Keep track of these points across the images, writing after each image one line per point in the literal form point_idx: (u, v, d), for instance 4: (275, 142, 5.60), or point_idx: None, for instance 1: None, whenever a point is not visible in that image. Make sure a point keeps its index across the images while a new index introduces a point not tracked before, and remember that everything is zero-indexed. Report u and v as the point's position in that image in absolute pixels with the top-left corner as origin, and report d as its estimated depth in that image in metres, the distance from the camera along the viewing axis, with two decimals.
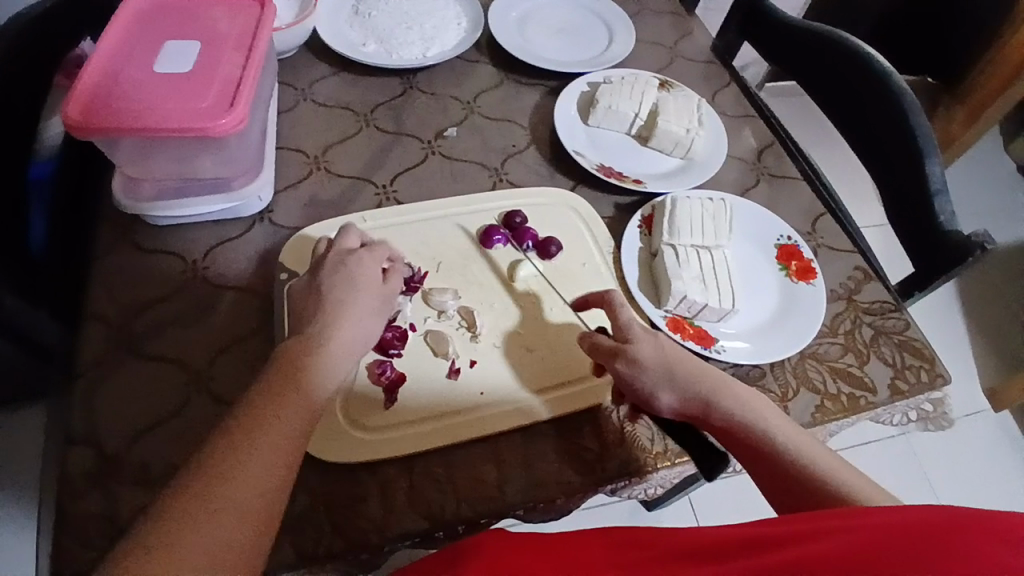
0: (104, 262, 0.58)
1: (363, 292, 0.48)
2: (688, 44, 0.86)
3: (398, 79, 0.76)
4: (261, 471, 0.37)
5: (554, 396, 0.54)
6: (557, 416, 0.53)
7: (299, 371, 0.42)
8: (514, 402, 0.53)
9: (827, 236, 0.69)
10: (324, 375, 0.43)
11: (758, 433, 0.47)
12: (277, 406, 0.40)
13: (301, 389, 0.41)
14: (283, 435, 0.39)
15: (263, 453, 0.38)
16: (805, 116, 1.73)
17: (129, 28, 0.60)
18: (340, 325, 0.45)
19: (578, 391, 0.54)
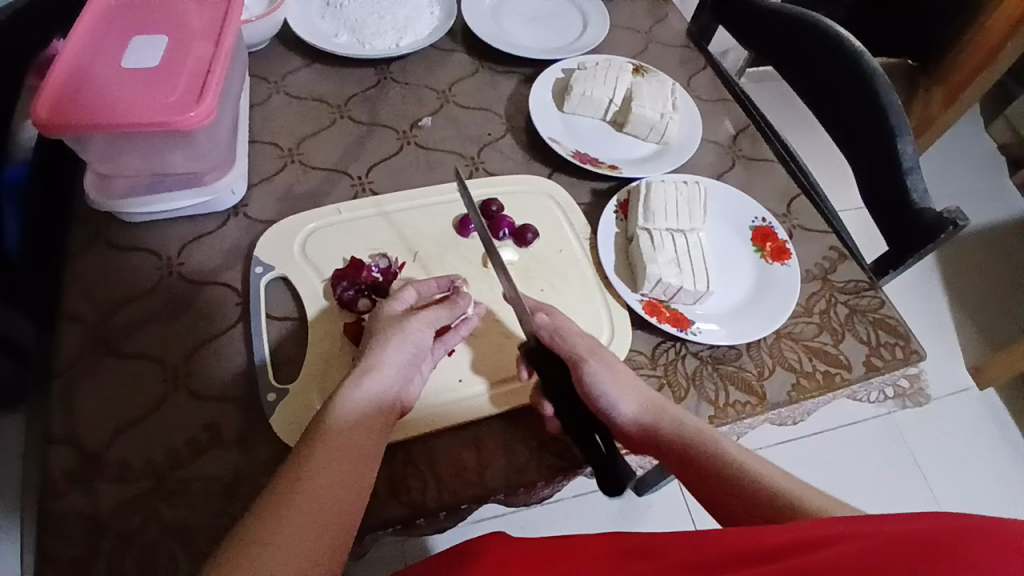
0: (78, 262, 0.58)
1: (396, 350, 0.47)
2: (663, 29, 0.86)
3: (372, 70, 0.75)
4: (302, 528, 0.37)
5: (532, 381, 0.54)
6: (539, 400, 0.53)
7: (326, 430, 0.42)
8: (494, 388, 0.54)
9: (802, 217, 0.70)
10: (354, 429, 0.43)
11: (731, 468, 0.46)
12: (308, 465, 0.40)
13: (331, 447, 0.41)
14: (317, 491, 0.39)
15: (302, 510, 0.38)
16: (785, 101, 1.74)
17: (95, 25, 0.59)
18: (377, 373, 0.46)
19: None
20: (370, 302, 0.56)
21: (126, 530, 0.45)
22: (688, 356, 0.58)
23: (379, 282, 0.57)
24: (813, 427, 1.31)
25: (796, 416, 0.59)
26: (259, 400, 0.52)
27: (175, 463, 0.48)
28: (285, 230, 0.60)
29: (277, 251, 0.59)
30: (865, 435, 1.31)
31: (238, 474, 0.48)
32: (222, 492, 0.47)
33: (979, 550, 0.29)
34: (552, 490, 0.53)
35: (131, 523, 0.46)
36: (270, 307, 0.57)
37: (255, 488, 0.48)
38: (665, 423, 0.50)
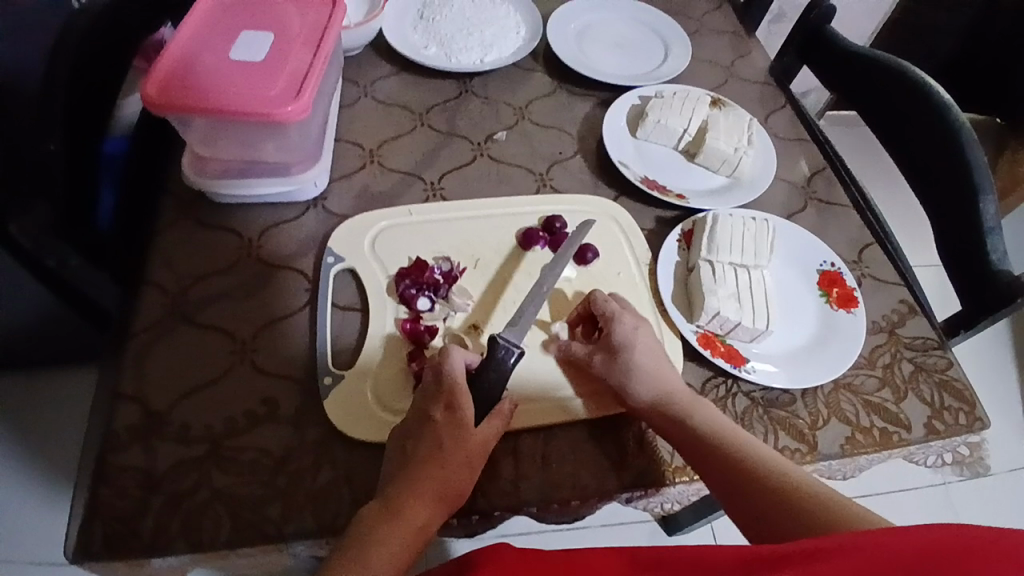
0: (168, 234, 0.63)
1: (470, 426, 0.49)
2: (745, 65, 0.86)
3: (454, 82, 0.78)
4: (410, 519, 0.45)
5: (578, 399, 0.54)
6: (584, 418, 0.54)
7: (446, 441, 0.47)
8: (541, 400, 0.54)
9: (873, 267, 0.67)
10: (471, 445, 0.48)
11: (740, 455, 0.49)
12: (431, 467, 0.46)
13: (454, 455, 0.47)
14: (438, 493, 0.46)
15: (412, 505, 0.45)
16: (864, 147, 1.68)
17: (210, 21, 0.64)
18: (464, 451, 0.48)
19: (600, 398, 0.55)
20: (429, 302, 0.58)
21: (178, 489, 0.48)
22: (739, 395, 0.57)
23: (441, 285, 0.59)
24: (862, 488, 1.24)
25: (846, 471, 0.57)
26: (316, 382, 0.54)
27: (232, 432, 0.51)
28: (357, 226, 0.63)
29: (348, 244, 0.62)
30: (918, 505, 1.23)
31: (288, 450, 0.51)
32: (270, 465, 0.50)
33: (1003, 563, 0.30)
34: (585, 510, 0.53)
35: (185, 482, 0.49)
36: (336, 296, 0.60)
37: (300, 467, 0.50)
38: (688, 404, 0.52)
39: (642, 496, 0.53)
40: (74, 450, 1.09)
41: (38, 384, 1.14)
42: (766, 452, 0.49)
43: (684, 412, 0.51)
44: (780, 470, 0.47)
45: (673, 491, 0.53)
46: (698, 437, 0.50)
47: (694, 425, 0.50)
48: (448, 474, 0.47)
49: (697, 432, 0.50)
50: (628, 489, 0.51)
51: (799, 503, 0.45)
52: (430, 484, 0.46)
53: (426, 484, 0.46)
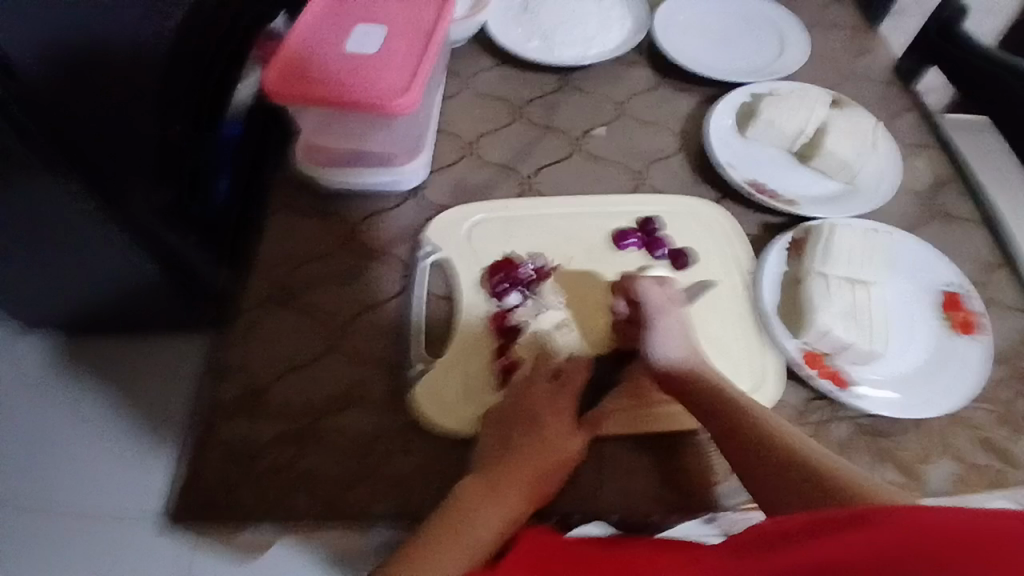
0: (276, 217, 0.67)
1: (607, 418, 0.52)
2: (869, 61, 0.79)
3: (555, 76, 0.78)
4: (488, 518, 0.46)
5: (663, 411, 0.52)
6: (669, 431, 0.52)
7: (535, 424, 0.50)
8: (628, 411, 0.53)
9: (1005, 291, 0.60)
10: (560, 436, 0.50)
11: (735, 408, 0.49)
12: (511, 466, 0.48)
13: (539, 445, 0.49)
14: (517, 487, 0.47)
15: (488, 506, 0.46)
16: (995, 152, 1.52)
17: (327, 14, 0.67)
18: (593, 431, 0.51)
19: (686, 412, 0.53)
20: (521, 297, 0.58)
21: (276, 459, 0.52)
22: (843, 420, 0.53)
23: (532, 281, 0.59)
24: None
25: None
26: (407, 368, 0.56)
27: (327, 410, 0.54)
28: (452, 218, 0.64)
29: (442, 235, 0.63)
30: None
31: (376, 433, 0.53)
32: (359, 446, 0.52)
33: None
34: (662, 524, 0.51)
35: (282, 454, 0.52)
36: (429, 286, 0.61)
37: (387, 450, 0.52)
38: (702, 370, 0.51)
39: (726, 518, 0.50)
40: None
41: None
42: (802, 438, 0.48)
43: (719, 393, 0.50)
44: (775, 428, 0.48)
45: (761, 516, 0.50)
46: (731, 417, 0.48)
47: (729, 400, 0.49)
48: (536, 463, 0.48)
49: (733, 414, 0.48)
50: (708, 509, 0.49)
51: (830, 490, 0.44)
52: (526, 474, 0.48)
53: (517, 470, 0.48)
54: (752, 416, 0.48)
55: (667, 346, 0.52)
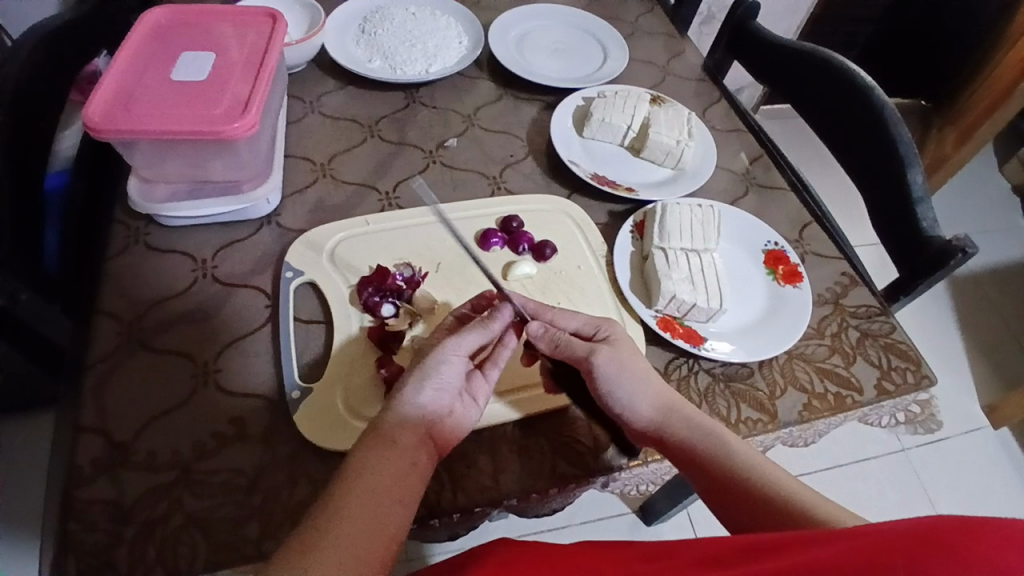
0: (115, 261, 0.61)
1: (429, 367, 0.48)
2: (680, 63, 0.90)
3: (402, 94, 0.80)
4: (358, 525, 0.39)
5: (542, 391, 0.55)
6: (551, 409, 0.55)
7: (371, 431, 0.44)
8: (510, 398, 0.55)
9: (814, 243, 0.71)
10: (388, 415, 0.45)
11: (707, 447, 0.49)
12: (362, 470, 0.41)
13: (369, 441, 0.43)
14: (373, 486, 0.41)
15: (357, 513, 0.39)
16: (797, 139, 1.80)
17: (149, 43, 0.64)
18: (405, 392, 0.46)
19: (563, 388, 0.56)
20: (394, 308, 0.58)
21: (149, 519, 0.47)
22: (700, 372, 0.59)
23: (404, 290, 0.59)
24: (827, 461, 1.29)
25: (807, 437, 0.60)
26: (285, 397, 0.54)
27: (200, 456, 0.50)
28: (314, 240, 0.63)
29: (306, 258, 0.62)
30: (880, 471, 1.29)
31: (261, 469, 0.50)
32: (244, 485, 0.49)
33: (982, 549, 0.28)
34: (562, 498, 0.54)
35: (154, 511, 0.47)
36: (298, 311, 0.59)
37: (275, 484, 0.49)
38: (672, 427, 0.51)
39: (616, 478, 0.54)
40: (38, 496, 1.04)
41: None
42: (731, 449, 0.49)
43: (713, 448, 0.49)
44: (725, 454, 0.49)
45: (646, 469, 0.54)
46: (713, 466, 0.49)
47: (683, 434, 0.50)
48: (410, 459, 0.43)
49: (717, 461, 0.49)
50: (604, 471, 0.52)
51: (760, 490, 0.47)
52: (378, 500, 0.40)
53: (379, 476, 0.41)
54: (695, 440, 0.50)
55: (645, 404, 0.51)
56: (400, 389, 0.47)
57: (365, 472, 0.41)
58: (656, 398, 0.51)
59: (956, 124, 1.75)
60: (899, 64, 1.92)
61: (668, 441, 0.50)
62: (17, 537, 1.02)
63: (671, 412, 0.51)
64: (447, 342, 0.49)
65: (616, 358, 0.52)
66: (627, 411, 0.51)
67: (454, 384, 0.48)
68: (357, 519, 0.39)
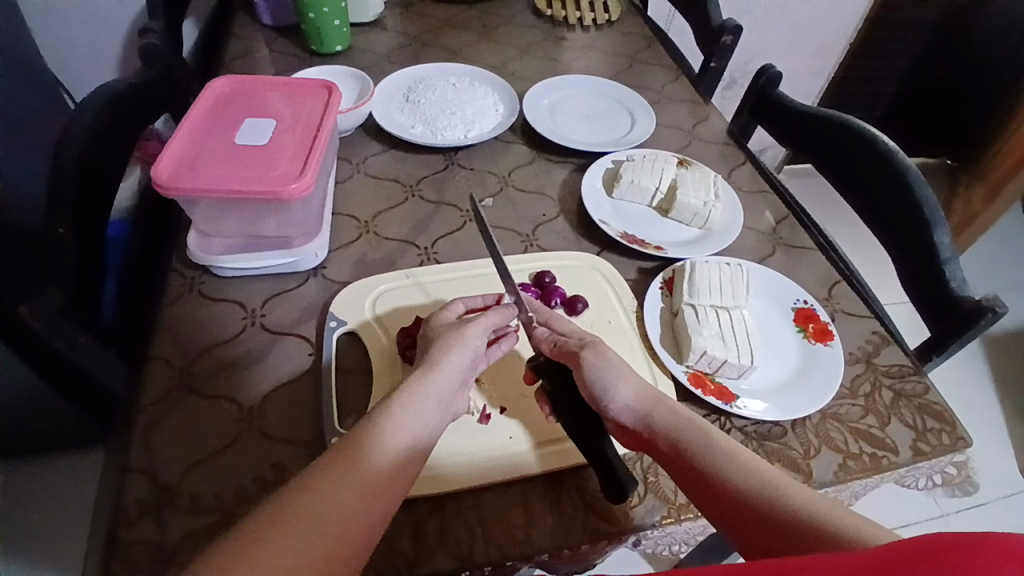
0: (171, 308, 0.65)
1: (454, 357, 0.53)
2: (705, 128, 0.95)
3: (441, 156, 0.85)
4: (313, 531, 0.40)
5: (549, 450, 0.55)
6: (553, 470, 0.54)
7: (355, 446, 0.45)
8: (522, 455, 0.55)
9: (843, 302, 0.72)
10: (384, 432, 0.46)
11: (689, 443, 0.50)
12: (329, 479, 0.42)
13: (359, 457, 0.44)
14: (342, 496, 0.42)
15: (312, 521, 0.40)
16: (820, 198, 1.83)
17: (214, 112, 0.70)
18: (400, 411, 0.48)
19: (571, 448, 0.55)
20: None
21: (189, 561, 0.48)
22: (733, 430, 0.59)
23: None
24: None
25: (844, 499, 0.58)
26: (323, 443, 0.55)
27: (241, 499, 0.52)
28: (357, 292, 0.66)
29: (349, 308, 0.65)
30: None
31: None
32: None
33: (970, 561, 0.28)
34: (593, 557, 0.53)
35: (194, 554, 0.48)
36: (339, 359, 0.62)
37: None
38: (658, 414, 0.52)
39: (649, 536, 0.53)
40: (77, 534, 1.07)
41: (37, 470, 1.13)
42: (709, 443, 0.50)
43: (692, 440, 0.50)
44: (705, 450, 0.49)
45: (680, 529, 0.54)
46: (693, 463, 0.49)
47: (660, 425, 0.52)
48: (365, 486, 0.43)
49: (697, 460, 0.49)
50: (635, 530, 0.52)
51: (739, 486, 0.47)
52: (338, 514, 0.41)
53: (337, 494, 0.42)
54: (669, 431, 0.51)
55: (626, 397, 0.53)
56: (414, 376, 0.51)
57: (325, 484, 0.42)
58: (640, 391, 0.54)
59: (983, 182, 1.75)
60: (922, 125, 1.95)
61: (650, 428, 0.52)
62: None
63: (654, 406, 0.53)
64: (477, 318, 0.56)
65: (601, 356, 0.55)
66: (610, 402, 0.53)
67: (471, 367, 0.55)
68: (311, 526, 0.40)
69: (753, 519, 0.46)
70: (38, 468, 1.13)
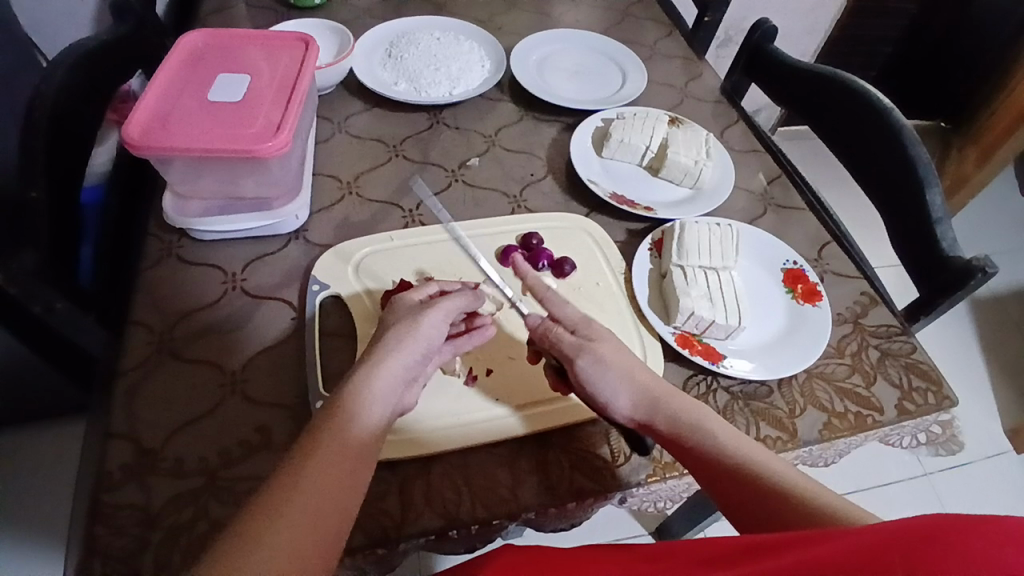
0: (151, 272, 0.64)
1: (411, 343, 0.49)
2: (698, 85, 0.92)
3: (426, 115, 0.82)
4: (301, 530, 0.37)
5: (528, 413, 0.55)
6: (533, 432, 0.54)
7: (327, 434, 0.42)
8: (504, 417, 0.55)
9: (833, 263, 0.71)
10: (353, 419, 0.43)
11: (700, 436, 0.49)
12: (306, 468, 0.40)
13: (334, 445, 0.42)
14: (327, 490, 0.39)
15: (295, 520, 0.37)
16: (814, 160, 1.81)
17: (186, 67, 0.67)
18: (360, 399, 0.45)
19: (550, 411, 0.55)
20: None
21: (176, 522, 0.48)
22: (719, 390, 0.59)
23: None
24: (848, 484, 1.26)
25: (828, 457, 0.59)
26: (308, 407, 0.55)
27: (226, 463, 0.51)
28: (340, 255, 0.65)
29: (332, 272, 0.64)
30: (902, 496, 1.26)
31: None
32: None
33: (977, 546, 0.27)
34: (580, 514, 0.54)
35: (181, 516, 0.48)
36: (323, 323, 0.61)
37: None
38: (663, 407, 0.51)
39: (636, 494, 0.54)
40: (69, 498, 1.08)
41: (28, 436, 1.13)
42: (717, 433, 0.49)
43: (697, 430, 0.49)
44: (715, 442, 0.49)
45: (665, 486, 0.55)
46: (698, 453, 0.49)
47: (670, 414, 0.50)
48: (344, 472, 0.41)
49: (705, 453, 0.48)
50: (622, 488, 0.53)
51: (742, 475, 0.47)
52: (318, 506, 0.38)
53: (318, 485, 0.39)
54: (676, 422, 0.50)
55: (629, 389, 0.51)
56: (358, 374, 0.46)
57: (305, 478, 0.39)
58: (641, 383, 0.52)
59: (977, 144, 1.73)
60: (918, 85, 1.92)
61: (653, 420, 0.51)
62: (45, 541, 1.05)
63: (654, 397, 0.51)
64: (439, 303, 0.51)
65: (595, 356, 0.52)
66: (610, 400, 0.52)
67: (432, 347, 0.51)
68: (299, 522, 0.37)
69: (738, 494, 0.47)
70: (27, 435, 1.13)
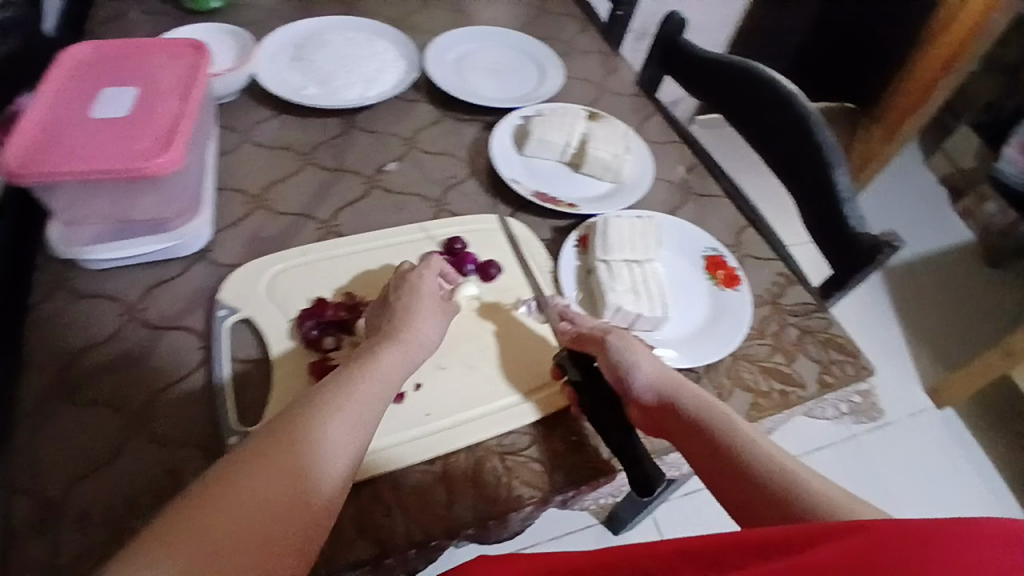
0: (35, 308, 0.57)
1: (408, 343, 0.52)
2: (615, 78, 0.93)
3: (339, 119, 0.78)
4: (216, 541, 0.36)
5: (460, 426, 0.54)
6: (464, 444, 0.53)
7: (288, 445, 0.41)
8: (434, 433, 0.53)
9: (751, 247, 0.74)
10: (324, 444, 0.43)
11: (716, 428, 0.49)
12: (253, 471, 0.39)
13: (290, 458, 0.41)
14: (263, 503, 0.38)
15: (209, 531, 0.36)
16: (733, 147, 1.88)
17: (69, 78, 0.62)
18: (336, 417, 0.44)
19: (481, 421, 0.54)
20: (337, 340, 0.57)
21: None
22: None
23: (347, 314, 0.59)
24: None
25: None
26: (223, 440, 0.51)
27: (132, 511, 0.47)
28: (251, 273, 0.61)
29: (242, 292, 0.60)
30: (832, 459, 1.34)
31: None
32: None
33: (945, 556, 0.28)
34: (522, 522, 0.53)
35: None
36: (235, 349, 0.57)
37: None
38: (684, 393, 0.52)
39: (575, 494, 0.54)
40: None
41: None
42: (732, 425, 0.50)
43: (713, 419, 0.50)
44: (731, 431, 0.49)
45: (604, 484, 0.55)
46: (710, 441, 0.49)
47: (688, 405, 0.51)
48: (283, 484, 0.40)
49: (718, 441, 0.49)
50: (562, 489, 0.52)
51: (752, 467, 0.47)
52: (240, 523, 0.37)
53: (249, 492, 0.38)
54: (695, 410, 0.51)
55: (648, 373, 0.53)
56: (335, 388, 0.46)
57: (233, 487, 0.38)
58: (666, 374, 0.53)
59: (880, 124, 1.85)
60: (825, 70, 2.02)
61: (672, 405, 0.52)
62: None
63: (679, 384, 0.53)
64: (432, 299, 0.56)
65: (624, 340, 0.55)
66: (632, 378, 0.53)
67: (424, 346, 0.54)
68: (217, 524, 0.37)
69: (750, 487, 0.46)
70: None
